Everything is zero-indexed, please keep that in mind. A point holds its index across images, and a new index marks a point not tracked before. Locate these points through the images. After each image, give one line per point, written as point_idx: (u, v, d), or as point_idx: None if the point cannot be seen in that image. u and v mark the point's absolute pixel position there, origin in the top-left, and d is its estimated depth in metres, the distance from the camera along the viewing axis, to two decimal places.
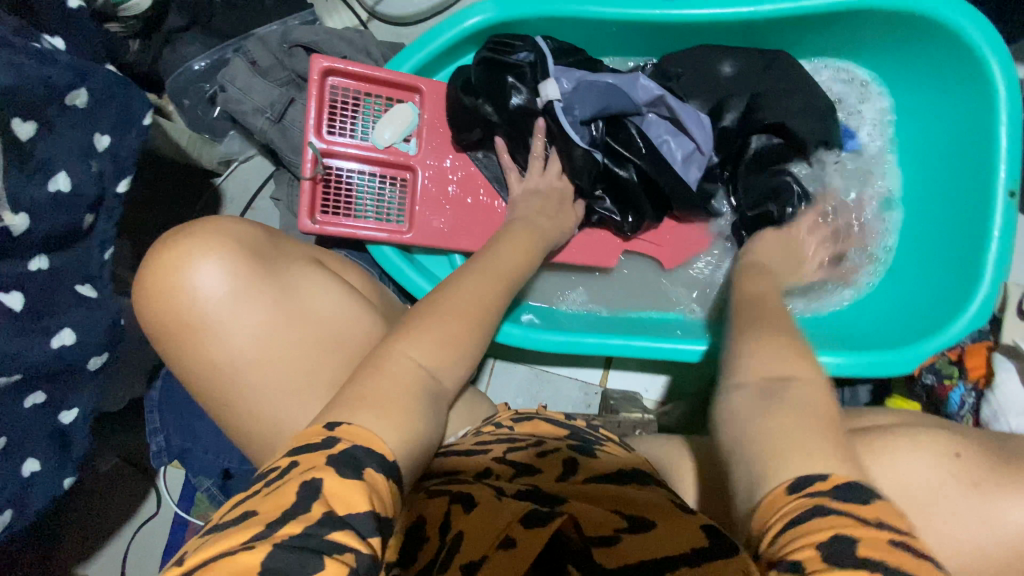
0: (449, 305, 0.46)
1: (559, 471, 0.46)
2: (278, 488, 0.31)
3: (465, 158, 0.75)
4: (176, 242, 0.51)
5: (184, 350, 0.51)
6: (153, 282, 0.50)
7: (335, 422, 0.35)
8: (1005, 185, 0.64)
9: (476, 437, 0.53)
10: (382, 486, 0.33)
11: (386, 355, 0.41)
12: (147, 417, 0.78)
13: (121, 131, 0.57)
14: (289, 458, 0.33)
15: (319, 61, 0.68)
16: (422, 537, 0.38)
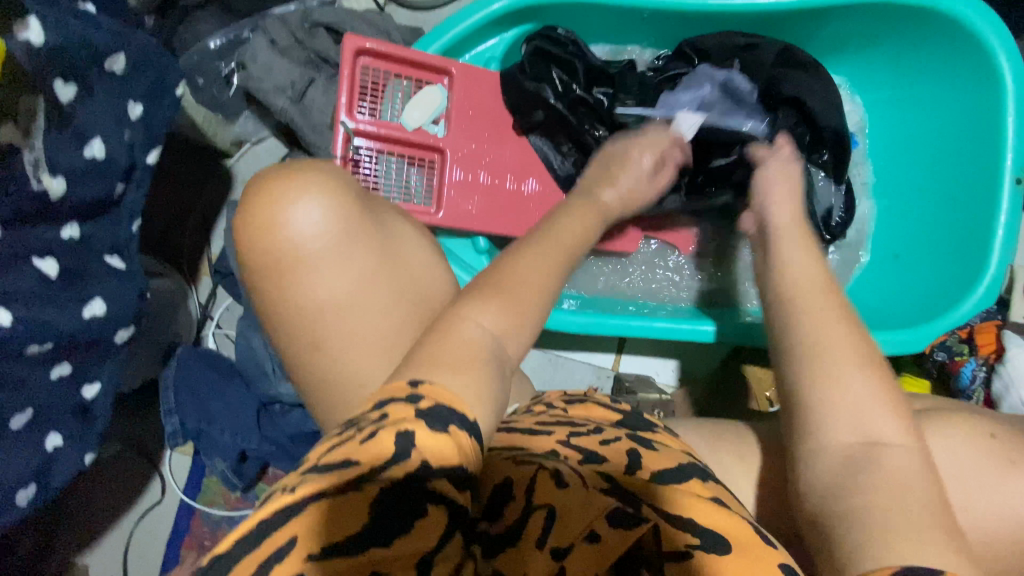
0: (509, 278, 0.47)
1: (628, 458, 0.47)
2: (376, 437, 0.34)
3: (490, 143, 0.76)
4: (286, 177, 0.49)
5: (276, 289, 0.49)
6: (258, 213, 0.48)
7: (417, 379, 0.39)
8: (1011, 173, 0.66)
9: (534, 416, 0.55)
10: (466, 439, 0.36)
11: (452, 322, 0.45)
12: (161, 397, 0.77)
13: (154, 100, 0.57)
14: (381, 410, 0.36)
15: (352, 41, 0.69)
16: (509, 495, 0.39)
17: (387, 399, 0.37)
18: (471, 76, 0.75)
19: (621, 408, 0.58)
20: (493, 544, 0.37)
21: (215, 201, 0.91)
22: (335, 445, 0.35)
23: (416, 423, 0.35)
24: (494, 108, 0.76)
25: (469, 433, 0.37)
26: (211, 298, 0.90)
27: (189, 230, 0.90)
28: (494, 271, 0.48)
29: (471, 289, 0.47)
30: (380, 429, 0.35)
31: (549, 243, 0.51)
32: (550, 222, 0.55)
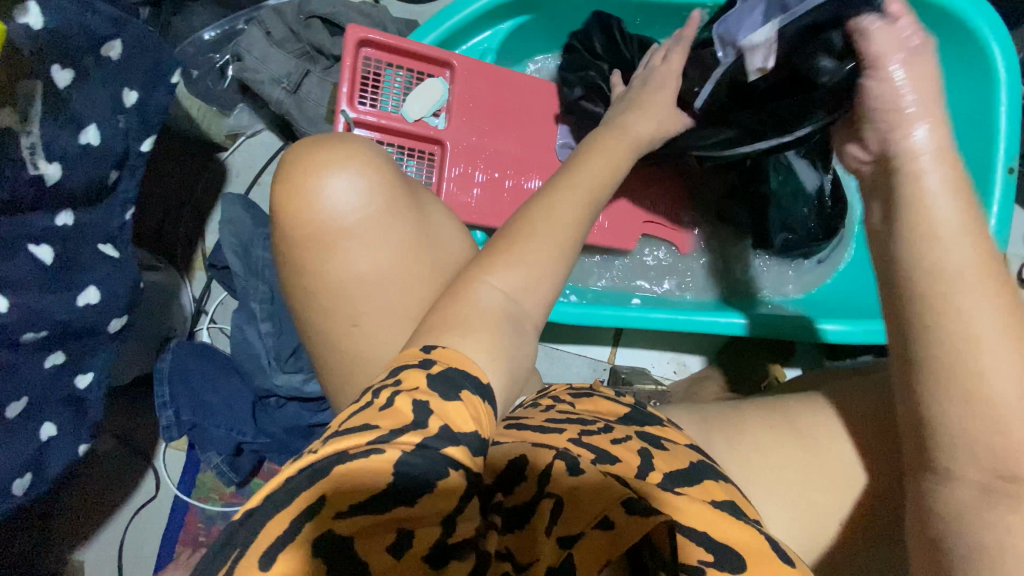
0: (526, 236, 0.50)
1: (639, 460, 0.47)
2: (393, 404, 0.38)
3: (492, 138, 0.75)
4: (326, 151, 0.52)
5: (316, 257, 0.51)
6: (300, 185, 0.50)
7: (430, 345, 0.42)
8: (1005, 163, 0.67)
9: (544, 413, 0.54)
10: (480, 409, 0.40)
11: (467, 282, 0.48)
12: (156, 390, 0.76)
13: (150, 88, 0.57)
14: (395, 375, 0.40)
15: (355, 31, 0.68)
16: (523, 476, 0.41)
17: (402, 365, 0.41)
18: (472, 69, 0.74)
19: (628, 403, 0.57)
20: (510, 517, 0.40)
21: (209, 194, 0.91)
22: (359, 408, 0.39)
23: (431, 396, 0.38)
24: (493, 101, 0.75)
25: (483, 400, 0.41)
26: (205, 292, 0.89)
27: (183, 224, 0.90)
28: (514, 231, 0.50)
29: (487, 249, 0.50)
30: (396, 396, 0.38)
31: (570, 192, 0.53)
32: (569, 174, 0.55)
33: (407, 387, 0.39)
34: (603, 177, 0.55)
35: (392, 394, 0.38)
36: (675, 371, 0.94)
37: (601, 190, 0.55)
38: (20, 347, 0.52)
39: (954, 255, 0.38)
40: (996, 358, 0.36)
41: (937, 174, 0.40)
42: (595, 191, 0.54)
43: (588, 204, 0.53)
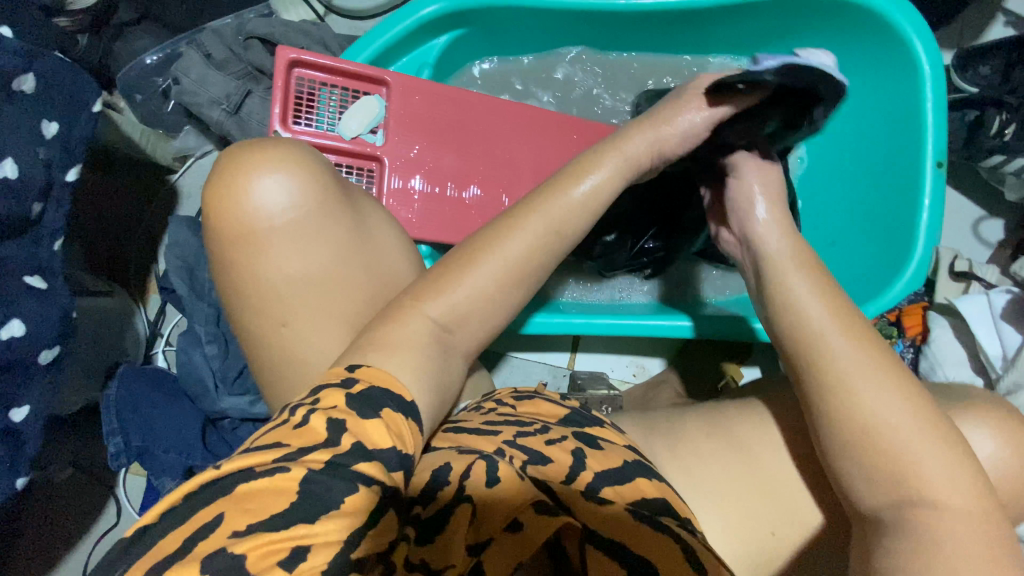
0: (469, 269, 0.48)
1: (571, 460, 0.47)
2: (308, 423, 0.38)
3: (431, 152, 0.75)
4: (260, 153, 0.50)
5: (246, 263, 0.49)
6: (230, 189, 0.48)
7: (357, 363, 0.42)
8: (933, 157, 0.67)
9: (481, 415, 0.53)
10: (401, 424, 0.40)
11: (399, 310, 0.46)
12: (104, 418, 0.75)
13: (70, 119, 0.58)
14: (315, 394, 0.40)
15: (284, 53, 0.69)
16: (444, 480, 0.42)
17: (324, 382, 0.40)
18: (408, 86, 0.74)
19: (570, 404, 0.56)
20: (426, 529, 0.40)
21: (160, 217, 0.91)
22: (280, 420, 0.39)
23: (349, 415, 0.38)
24: (431, 117, 0.75)
25: (407, 416, 0.41)
26: (159, 315, 0.90)
27: (134, 247, 0.90)
28: (458, 256, 0.49)
29: (426, 275, 0.49)
30: (312, 415, 0.38)
31: (533, 215, 0.51)
32: (533, 197, 0.52)
33: (325, 404, 0.38)
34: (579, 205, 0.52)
35: (310, 407, 0.39)
36: (635, 374, 0.93)
37: (569, 219, 0.52)
38: None
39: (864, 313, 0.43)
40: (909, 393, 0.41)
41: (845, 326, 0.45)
42: (564, 222, 0.51)
43: (550, 233, 0.51)
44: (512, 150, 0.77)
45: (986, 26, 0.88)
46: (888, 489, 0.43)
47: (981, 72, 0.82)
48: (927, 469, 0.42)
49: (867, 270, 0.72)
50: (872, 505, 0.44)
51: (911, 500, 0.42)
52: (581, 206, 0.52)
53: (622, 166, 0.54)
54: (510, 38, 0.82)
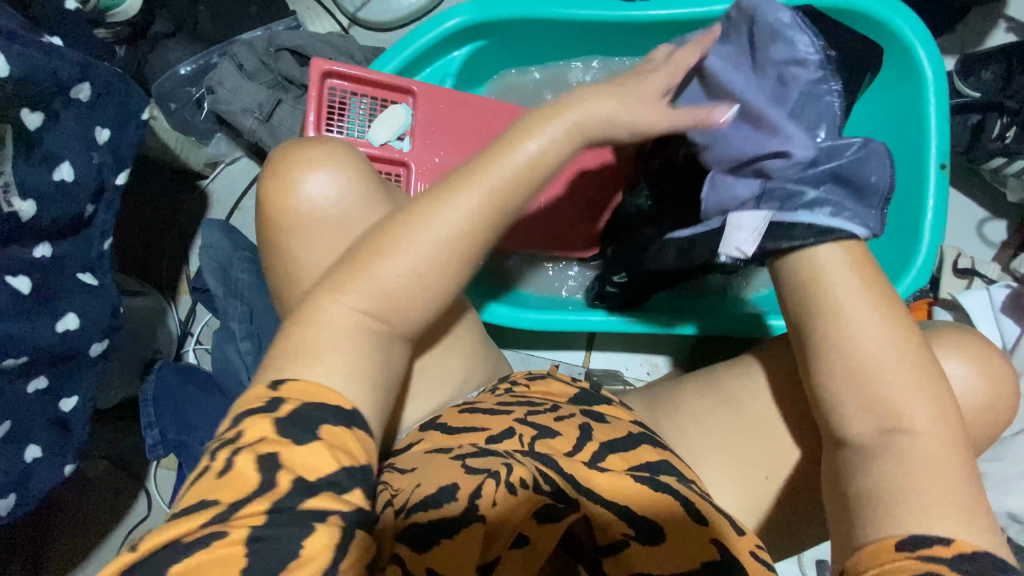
0: (389, 251, 0.43)
1: (577, 435, 0.56)
2: (233, 469, 0.35)
3: (455, 157, 0.78)
4: (313, 148, 0.54)
5: (295, 247, 0.52)
6: (283, 177, 0.52)
7: (281, 379, 0.39)
8: (937, 159, 0.70)
9: (495, 397, 0.63)
10: (347, 439, 0.38)
11: (319, 303, 0.42)
12: (143, 412, 0.80)
13: (121, 126, 0.61)
14: (235, 427, 0.37)
15: (318, 65, 0.73)
16: (452, 496, 0.45)
17: (250, 406, 0.38)
18: (434, 94, 0.77)
19: (578, 386, 0.65)
20: (435, 534, 0.42)
21: (191, 220, 0.95)
22: (206, 446, 0.38)
23: (282, 444, 0.36)
24: (455, 124, 0.78)
25: (349, 427, 0.39)
26: (190, 314, 0.93)
27: (167, 249, 0.93)
28: (386, 228, 0.44)
29: (352, 253, 0.44)
30: (237, 457, 0.36)
31: (471, 181, 0.44)
32: (481, 159, 0.45)
33: (251, 440, 0.36)
34: (533, 177, 0.45)
35: (235, 433, 0.37)
36: (648, 372, 0.96)
37: (513, 194, 0.45)
38: (3, 374, 0.56)
39: (860, 326, 0.45)
40: (904, 380, 0.45)
41: (856, 317, 0.46)
42: (505, 192, 0.44)
43: (489, 201, 0.44)
44: None
45: (988, 33, 0.91)
46: (879, 417, 0.45)
47: (983, 77, 0.85)
48: (905, 398, 0.44)
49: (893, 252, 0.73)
50: (858, 433, 0.46)
51: (897, 431, 0.44)
52: (530, 180, 0.45)
53: (572, 131, 0.47)
54: (528, 47, 0.85)
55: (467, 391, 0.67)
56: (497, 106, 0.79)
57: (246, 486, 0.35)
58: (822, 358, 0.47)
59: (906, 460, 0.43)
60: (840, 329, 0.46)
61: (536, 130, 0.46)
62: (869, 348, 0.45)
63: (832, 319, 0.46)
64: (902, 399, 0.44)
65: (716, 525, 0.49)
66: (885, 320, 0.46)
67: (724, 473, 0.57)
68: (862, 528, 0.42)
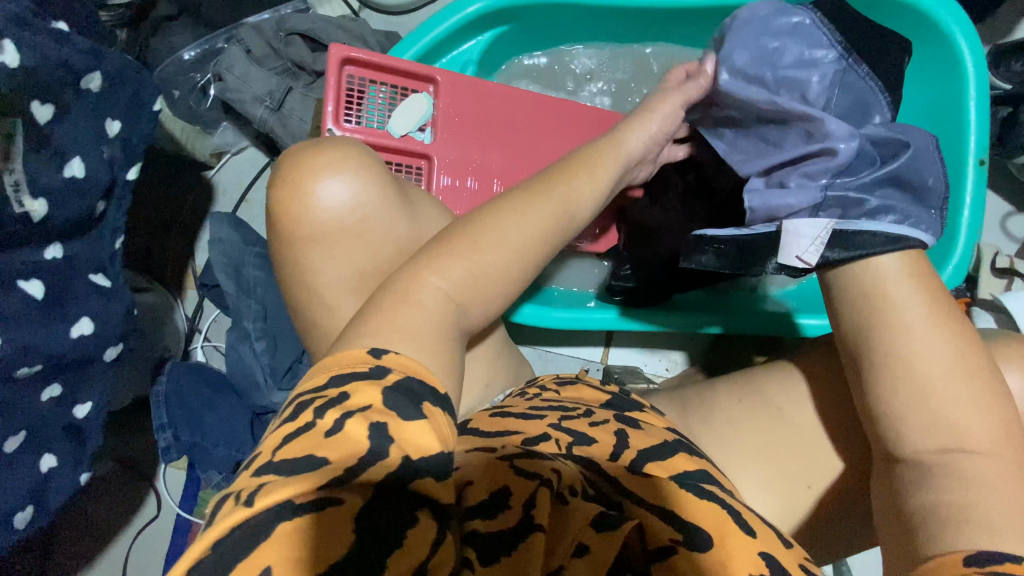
0: (475, 244, 0.46)
1: (615, 438, 0.53)
2: (343, 430, 0.34)
3: (479, 150, 0.75)
4: (324, 152, 0.50)
5: (312, 258, 0.50)
6: (294, 184, 0.49)
7: (381, 349, 0.39)
8: (976, 154, 0.69)
9: (527, 402, 0.61)
10: (443, 423, 0.37)
11: (409, 279, 0.44)
12: (154, 413, 0.76)
13: (131, 118, 0.58)
14: (339, 388, 0.36)
15: (337, 50, 0.69)
16: (506, 502, 0.40)
17: (347, 369, 0.37)
18: (456, 83, 0.74)
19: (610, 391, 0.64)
20: (490, 546, 0.38)
21: (197, 213, 0.91)
22: (304, 403, 0.36)
23: (389, 416, 0.35)
24: (479, 115, 0.75)
25: (443, 409, 0.38)
26: (197, 310, 0.90)
27: (173, 243, 0.90)
28: (472, 223, 0.48)
29: (437, 243, 0.47)
30: (346, 420, 0.35)
31: (543, 201, 0.49)
32: (554, 181, 0.52)
33: (359, 404, 0.35)
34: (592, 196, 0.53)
35: (341, 394, 0.36)
36: (666, 368, 0.95)
37: (564, 223, 0.50)
38: (17, 384, 0.53)
39: (918, 335, 0.44)
40: (962, 388, 0.44)
41: (915, 321, 0.45)
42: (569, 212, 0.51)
43: (559, 221, 0.50)
44: (557, 148, 0.77)
45: (1017, 22, 0.90)
46: (939, 435, 0.43)
47: (1013, 69, 0.83)
48: (964, 415, 0.43)
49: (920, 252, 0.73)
50: (915, 451, 0.44)
51: (957, 451, 0.43)
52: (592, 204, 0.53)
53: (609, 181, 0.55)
54: (551, 32, 0.82)
55: (493, 395, 0.65)
56: (520, 95, 0.76)
57: (357, 449, 0.34)
58: (876, 372, 0.46)
59: (971, 474, 0.42)
60: (902, 331, 0.45)
61: (594, 168, 0.54)
62: (925, 356, 0.44)
63: (889, 328, 0.45)
64: (956, 406, 0.43)
65: (759, 531, 0.46)
66: (939, 327, 0.45)
67: (767, 481, 0.55)
68: (923, 542, 0.42)
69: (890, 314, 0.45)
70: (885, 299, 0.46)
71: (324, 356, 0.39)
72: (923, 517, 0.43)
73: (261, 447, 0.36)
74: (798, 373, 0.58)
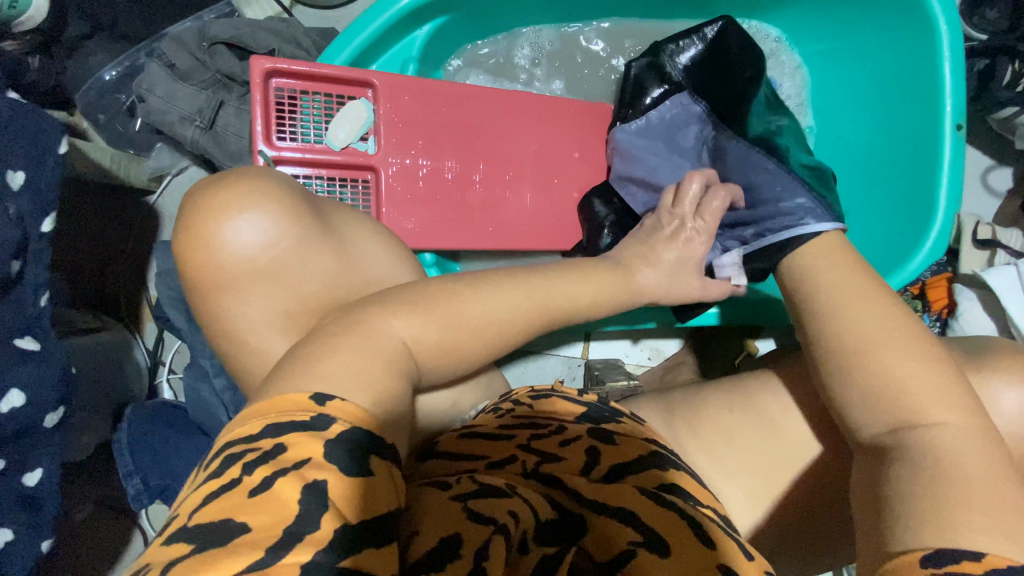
0: (447, 303, 0.43)
1: (586, 457, 0.49)
2: (271, 489, 0.30)
3: (429, 153, 0.70)
4: (227, 187, 0.45)
5: (230, 309, 0.46)
6: (196, 233, 0.44)
7: (325, 394, 0.33)
8: (952, 119, 0.65)
9: (496, 418, 0.54)
10: (383, 477, 0.32)
11: (366, 325, 0.40)
12: (119, 462, 0.74)
13: (36, 166, 0.54)
14: (274, 440, 0.31)
15: (258, 63, 0.64)
16: (456, 551, 0.36)
17: (285, 419, 0.32)
18: (396, 85, 0.69)
19: (586, 402, 0.57)
20: None
21: (144, 243, 0.86)
22: (235, 455, 0.32)
23: (331, 472, 0.31)
24: (426, 116, 0.70)
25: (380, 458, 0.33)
26: (158, 343, 0.86)
27: (122, 275, 0.85)
28: (443, 290, 0.44)
29: (400, 296, 0.43)
30: (278, 478, 0.30)
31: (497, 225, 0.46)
32: None
33: (295, 460, 0.31)
34: (572, 298, 0.50)
35: (276, 445, 0.31)
36: (650, 357, 0.93)
37: None
38: None
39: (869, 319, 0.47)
40: (915, 361, 0.44)
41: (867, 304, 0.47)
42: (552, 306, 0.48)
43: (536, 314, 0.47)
44: (512, 145, 0.73)
45: None
46: (888, 412, 0.43)
47: (987, 15, 0.78)
48: (911, 386, 0.43)
49: (896, 223, 0.69)
50: (871, 435, 0.44)
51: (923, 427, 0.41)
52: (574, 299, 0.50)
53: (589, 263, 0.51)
54: (495, 19, 0.76)
55: (463, 413, 0.58)
56: (467, 90, 0.71)
57: (286, 514, 0.29)
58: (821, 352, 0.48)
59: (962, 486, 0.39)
60: (859, 308, 0.48)
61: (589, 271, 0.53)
62: (864, 331, 0.46)
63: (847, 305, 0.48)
64: (900, 379, 0.43)
65: (721, 546, 0.43)
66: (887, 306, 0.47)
67: (747, 486, 0.53)
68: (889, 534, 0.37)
69: (829, 303, 0.49)
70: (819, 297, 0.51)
71: (253, 402, 0.34)
72: (900, 498, 0.38)
73: (185, 502, 0.32)
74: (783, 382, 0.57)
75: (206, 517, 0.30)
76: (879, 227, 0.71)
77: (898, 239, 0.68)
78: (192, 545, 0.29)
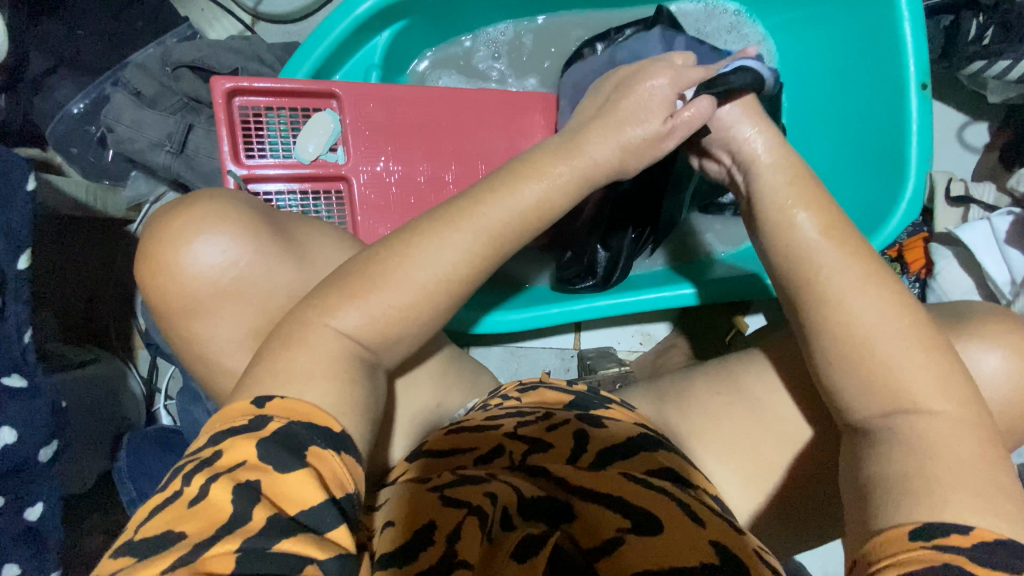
0: (360, 270, 0.40)
1: (573, 444, 0.49)
2: (207, 497, 0.31)
3: (399, 158, 0.70)
4: (181, 214, 0.46)
5: (203, 330, 0.46)
6: (160, 260, 0.45)
7: (266, 395, 0.35)
8: (917, 79, 0.65)
9: (483, 412, 0.55)
10: (333, 464, 0.33)
11: (307, 324, 0.38)
12: (122, 490, 0.75)
13: (5, 205, 0.54)
14: (214, 447, 0.33)
15: (219, 83, 0.64)
16: (430, 538, 0.37)
17: (226, 428, 0.33)
18: (360, 93, 0.69)
19: (574, 391, 0.58)
20: None
21: (127, 270, 0.86)
22: (180, 468, 0.33)
23: (264, 472, 0.31)
24: (393, 121, 0.70)
25: (337, 450, 0.34)
26: (152, 370, 0.86)
27: (109, 305, 0.86)
28: (369, 256, 0.41)
29: (336, 276, 0.41)
30: (212, 483, 0.31)
31: (480, 201, 0.42)
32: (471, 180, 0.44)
33: (231, 464, 0.32)
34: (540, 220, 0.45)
35: (215, 453, 0.32)
36: (641, 342, 0.93)
37: None
38: None
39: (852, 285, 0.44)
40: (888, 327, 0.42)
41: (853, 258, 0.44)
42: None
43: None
44: (483, 143, 0.72)
45: None
46: (857, 379, 0.42)
47: None
48: (897, 367, 0.41)
49: (873, 186, 0.69)
50: (864, 419, 0.43)
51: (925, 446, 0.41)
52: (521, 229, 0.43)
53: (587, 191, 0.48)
54: (456, 18, 0.77)
55: (450, 413, 0.58)
56: (432, 92, 0.71)
57: (223, 516, 0.30)
58: (813, 343, 0.44)
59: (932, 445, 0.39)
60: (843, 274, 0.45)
61: (538, 171, 0.45)
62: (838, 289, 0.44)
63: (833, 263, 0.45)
64: (893, 356, 0.41)
65: (709, 523, 0.43)
66: None
67: (734, 460, 0.54)
68: (874, 515, 0.38)
69: (813, 272, 0.44)
70: (810, 260, 0.44)
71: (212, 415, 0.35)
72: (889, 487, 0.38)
73: (131, 519, 0.32)
74: (770, 362, 0.56)
75: (151, 530, 0.30)
76: (858, 190, 0.71)
77: (875, 203, 0.68)
78: (134, 558, 0.29)
